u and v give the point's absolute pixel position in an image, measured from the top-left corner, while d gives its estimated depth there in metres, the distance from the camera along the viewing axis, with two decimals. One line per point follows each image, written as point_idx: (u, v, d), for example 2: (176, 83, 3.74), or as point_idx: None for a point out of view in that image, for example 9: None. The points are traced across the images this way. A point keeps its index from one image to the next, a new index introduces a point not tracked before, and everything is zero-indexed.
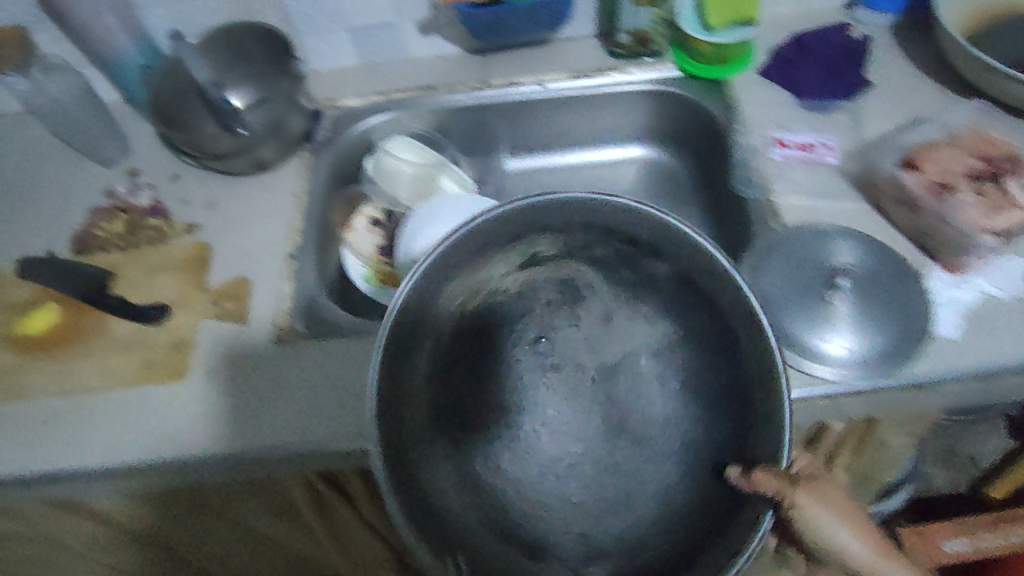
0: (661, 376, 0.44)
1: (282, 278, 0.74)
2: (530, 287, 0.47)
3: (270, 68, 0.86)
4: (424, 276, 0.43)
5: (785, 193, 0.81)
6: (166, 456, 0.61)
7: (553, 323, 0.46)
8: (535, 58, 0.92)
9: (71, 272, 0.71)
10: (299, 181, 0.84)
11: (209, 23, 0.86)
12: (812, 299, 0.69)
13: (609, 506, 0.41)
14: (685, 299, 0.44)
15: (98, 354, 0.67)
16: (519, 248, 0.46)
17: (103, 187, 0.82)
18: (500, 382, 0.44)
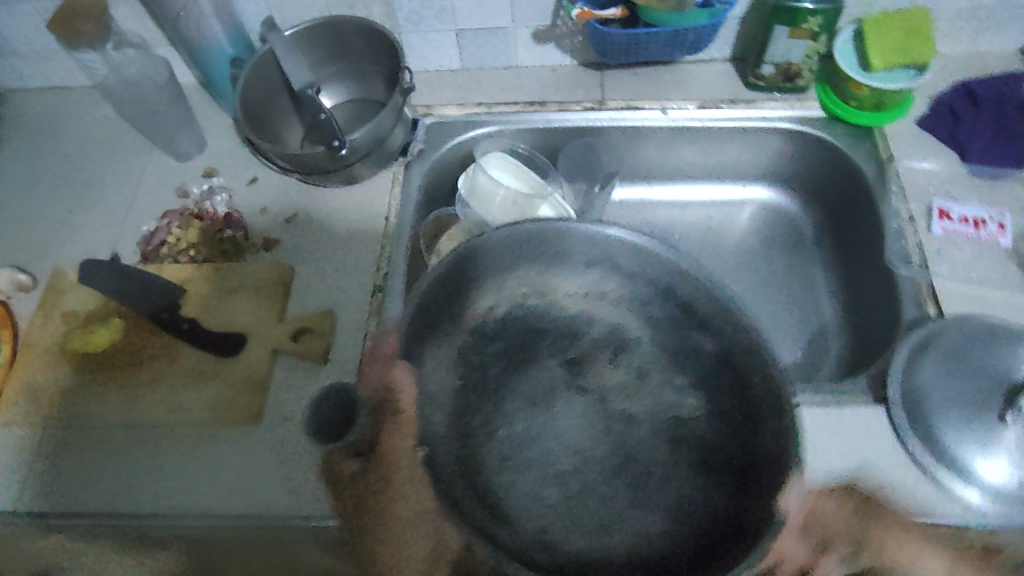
0: (663, 428, 0.63)
1: (367, 315, 0.69)
2: (536, 309, 0.67)
3: (368, 68, 0.78)
4: (444, 268, 0.62)
5: (945, 276, 0.68)
6: (243, 514, 0.60)
7: (598, 381, 0.66)
8: (660, 80, 0.82)
9: (143, 287, 0.69)
10: (388, 200, 0.77)
11: (306, 13, 0.79)
12: (975, 412, 0.58)
13: (588, 522, 0.58)
14: (722, 378, 0.61)
15: (167, 384, 0.65)
16: (538, 267, 0.66)
17: (177, 185, 0.78)
18: (501, 394, 0.64)
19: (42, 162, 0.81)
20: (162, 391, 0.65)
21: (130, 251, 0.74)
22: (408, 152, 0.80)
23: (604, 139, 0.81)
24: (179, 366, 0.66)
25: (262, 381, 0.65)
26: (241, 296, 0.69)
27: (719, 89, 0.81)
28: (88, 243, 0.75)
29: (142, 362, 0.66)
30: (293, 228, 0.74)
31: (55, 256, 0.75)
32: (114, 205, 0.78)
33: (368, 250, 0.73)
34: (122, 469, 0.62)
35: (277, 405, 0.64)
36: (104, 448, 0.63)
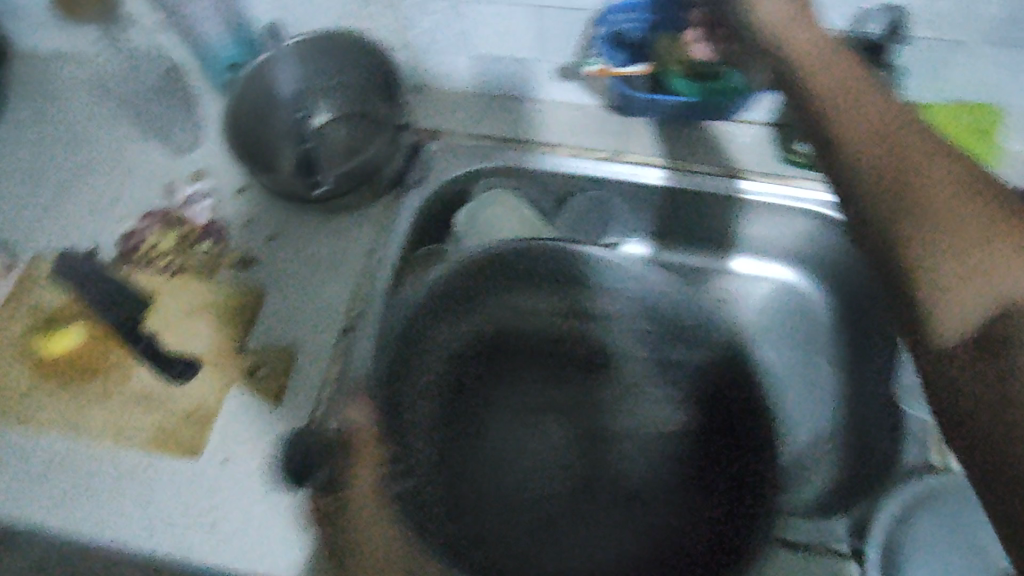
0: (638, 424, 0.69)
1: (326, 358, 0.66)
2: (490, 334, 0.71)
3: (372, 85, 0.72)
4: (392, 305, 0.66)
5: None
6: (170, 550, 0.59)
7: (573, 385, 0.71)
8: (690, 138, 0.74)
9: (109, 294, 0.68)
10: (373, 230, 0.72)
11: None
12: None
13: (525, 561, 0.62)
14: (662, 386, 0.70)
15: (115, 401, 0.64)
16: (471, 298, 0.69)
17: (166, 181, 0.75)
18: (486, 404, 0.69)
19: (39, 134, 0.79)
20: (107, 410, 0.64)
21: (108, 247, 0.72)
22: (405, 180, 0.73)
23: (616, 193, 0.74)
24: (130, 386, 0.65)
25: (209, 415, 0.63)
26: (204, 319, 0.67)
27: (752, 157, 0.73)
28: (70, 230, 0.74)
29: (98, 374, 0.65)
30: (272, 247, 0.71)
31: (35, 241, 0.73)
32: (101, 193, 0.76)
33: (345, 284, 0.70)
34: (61, 483, 0.62)
35: (223, 441, 0.63)
36: (49, 458, 0.63)
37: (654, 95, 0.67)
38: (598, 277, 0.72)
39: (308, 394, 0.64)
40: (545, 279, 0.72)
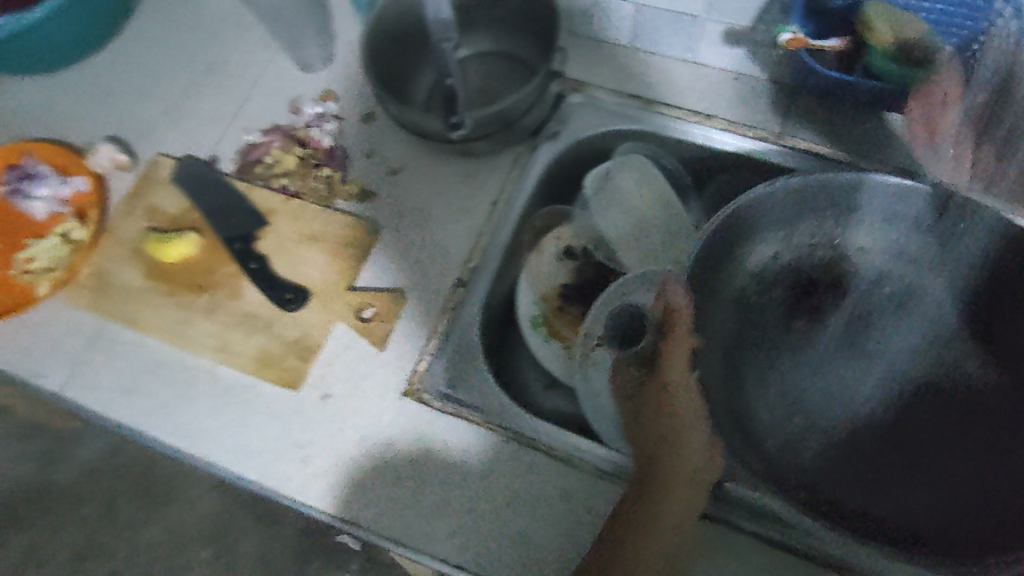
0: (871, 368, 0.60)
1: (438, 307, 0.63)
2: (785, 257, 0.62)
3: (522, 25, 0.67)
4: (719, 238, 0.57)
5: None
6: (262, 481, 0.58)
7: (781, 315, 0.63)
8: (864, 130, 0.65)
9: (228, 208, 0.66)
10: (500, 180, 0.68)
11: None
12: None
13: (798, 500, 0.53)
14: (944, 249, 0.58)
15: (220, 317, 0.63)
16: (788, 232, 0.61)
17: (291, 98, 0.73)
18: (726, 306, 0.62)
19: (171, 30, 0.77)
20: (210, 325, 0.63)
21: (229, 158, 0.71)
22: (542, 132, 0.69)
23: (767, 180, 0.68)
24: (236, 304, 0.63)
25: (311, 347, 0.61)
26: (316, 248, 0.65)
27: None
28: (192, 134, 0.72)
29: (206, 286, 0.64)
30: (393, 182, 0.68)
31: (158, 139, 0.72)
32: (226, 100, 0.73)
33: (463, 234, 0.66)
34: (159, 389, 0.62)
35: (323, 377, 0.61)
36: (151, 361, 0.63)
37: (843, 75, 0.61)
38: (839, 225, 0.61)
39: (414, 343, 0.62)
40: (797, 225, 0.61)
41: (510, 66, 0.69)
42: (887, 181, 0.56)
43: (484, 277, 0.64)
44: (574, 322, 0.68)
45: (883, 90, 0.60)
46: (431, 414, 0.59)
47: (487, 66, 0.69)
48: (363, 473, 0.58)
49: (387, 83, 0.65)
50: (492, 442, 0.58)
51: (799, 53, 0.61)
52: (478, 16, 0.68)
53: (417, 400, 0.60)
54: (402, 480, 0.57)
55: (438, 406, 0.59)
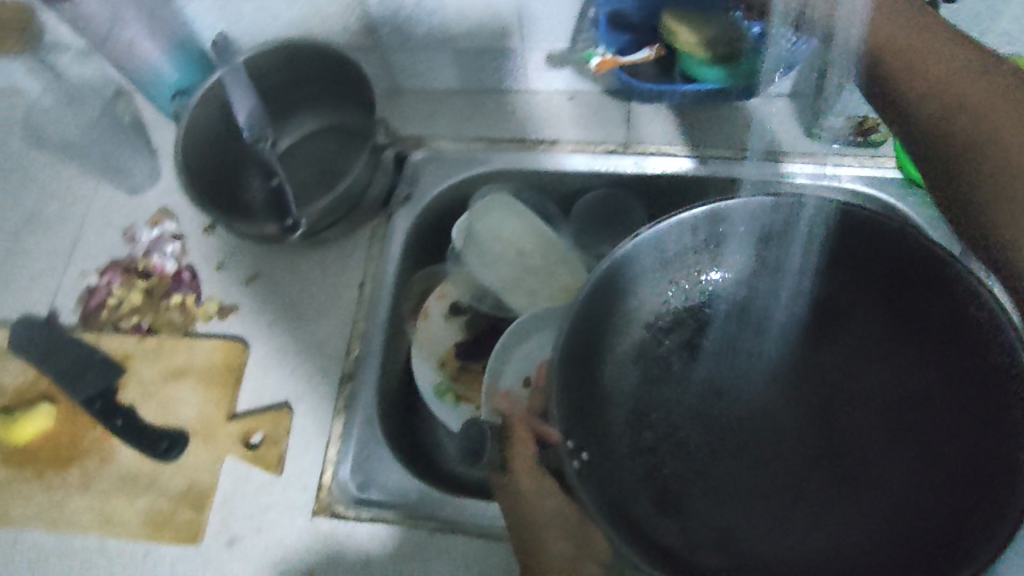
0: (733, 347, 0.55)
1: (335, 409, 0.59)
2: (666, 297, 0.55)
3: (340, 94, 0.64)
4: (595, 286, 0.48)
5: None
6: None
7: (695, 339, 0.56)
8: (706, 122, 0.66)
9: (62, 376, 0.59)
10: (366, 263, 0.65)
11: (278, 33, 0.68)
12: None
13: (724, 508, 0.51)
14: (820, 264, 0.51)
15: (98, 490, 0.57)
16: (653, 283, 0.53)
17: (124, 226, 0.67)
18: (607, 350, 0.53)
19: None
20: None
21: (69, 309, 0.65)
22: (393, 199, 0.66)
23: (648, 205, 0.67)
24: (112, 469, 0.58)
25: (204, 494, 0.56)
26: (185, 384, 0.60)
27: (772, 136, 0.64)
28: (28, 294, 0.66)
29: (73, 458, 0.58)
30: (252, 291, 0.64)
31: (10, 295, 0.66)
32: (56, 244, 0.68)
33: (341, 326, 0.63)
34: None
35: (223, 519, 0.56)
36: (58, 547, 0.56)
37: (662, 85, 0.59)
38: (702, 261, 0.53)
39: (320, 434, 0.58)
40: (672, 268, 0.53)
41: (337, 138, 0.67)
42: (725, 210, 0.48)
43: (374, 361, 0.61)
44: (478, 377, 0.63)
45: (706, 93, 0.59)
46: (349, 528, 0.55)
47: (314, 146, 0.67)
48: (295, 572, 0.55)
49: (217, 193, 0.61)
50: (401, 539, 0.55)
51: (617, 71, 0.60)
52: (291, 101, 0.66)
53: (331, 516, 0.56)
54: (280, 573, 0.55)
55: (354, 516, 0.56)
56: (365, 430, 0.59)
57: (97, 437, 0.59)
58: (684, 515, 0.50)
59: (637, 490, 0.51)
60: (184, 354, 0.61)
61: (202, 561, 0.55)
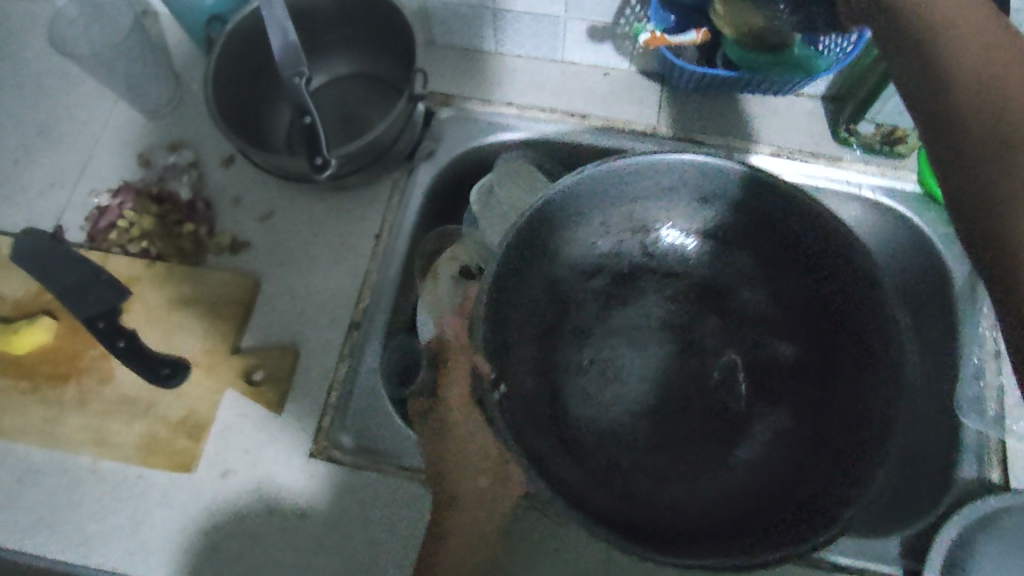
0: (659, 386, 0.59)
1: (336, 356, 0.60)
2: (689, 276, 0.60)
3: (378, 41, 0.63)
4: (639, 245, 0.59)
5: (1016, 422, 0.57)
6: None
7: None
8: (736, 114, 0.67)
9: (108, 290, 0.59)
10: (384, 216, 0.64)
11: None
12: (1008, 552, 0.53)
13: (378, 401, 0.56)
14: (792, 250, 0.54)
15: (96, 409, 0.57)
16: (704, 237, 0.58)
17: (138, 148, 0.66)
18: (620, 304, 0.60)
19: (9, 93, 0.69)
20: (449, 388, 0.60)
21: (77, 227, 0.64)
22: (417, 154, 0.66)
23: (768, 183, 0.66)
24: (110, 391, 0.58)
25: (203, 424, 0.57)
26: (190, 315, 0.60)
27: (797, 137, 0.66)
28: (33, 206, 0.64)
29: (72, 375, 0.58)
30: (267, 229, 0.64)
31: (12, 205, 0.65)
32: (65, 160, 0.66)
33: (349, 276, 0.62)
34: (69, 497, 0.56)
35: (218, 452, 0.57)
36: (49, 462, 0.57)
37: (709, 69, 0.61)
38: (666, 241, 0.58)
39: (322, 378, 0.59)
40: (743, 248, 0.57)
41: (367, 86, 0.65)
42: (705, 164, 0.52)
43: (382, 312, 0.61)
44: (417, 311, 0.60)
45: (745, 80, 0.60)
46: (344, 472, 0.57)
47: (342, 91, 0.65)
48: (273, 501, 0.56)
49: (242, 127, 0.60)
50: (389, 488, 0.56)
51: (663, 50, 0.61)
52: (324, 41, 0.63)
53: (326, 459, 0.57)
54: (270, 508, 0.56)
55: (351, 462, 0.57)
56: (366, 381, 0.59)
57: (95, 358, 0.59)
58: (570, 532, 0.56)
59: (596, 455, 0.55)
60: (190, 284, 0.61)
61: (191, 488, 0.56)
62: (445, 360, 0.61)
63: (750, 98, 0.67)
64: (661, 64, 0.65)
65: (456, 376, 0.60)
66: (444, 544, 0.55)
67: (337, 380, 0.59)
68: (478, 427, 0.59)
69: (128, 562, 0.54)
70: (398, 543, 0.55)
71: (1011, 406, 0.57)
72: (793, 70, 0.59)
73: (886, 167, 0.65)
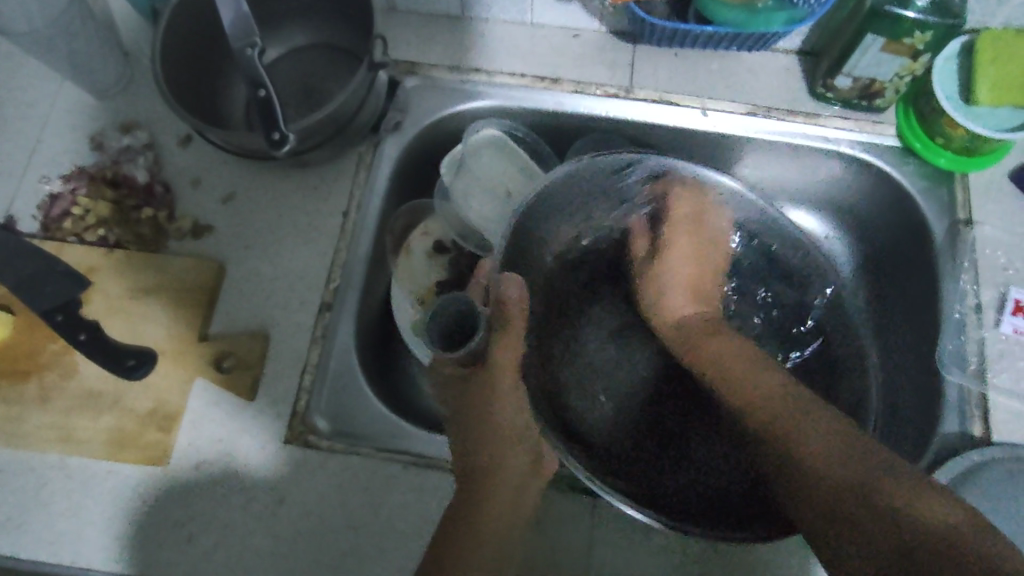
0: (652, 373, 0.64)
1: (308, 339, 0.58)
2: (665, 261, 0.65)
3: (335, 8, 0.59)
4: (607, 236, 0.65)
5: (998, 372, 0.56)
6: None
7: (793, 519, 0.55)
8: (711, 73, 0.65)
9: None
10: (350, 192, 0.62)
11: None
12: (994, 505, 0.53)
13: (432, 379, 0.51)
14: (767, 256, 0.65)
15: (60, 405, 0.55)
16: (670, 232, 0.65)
17: (90, 131, 0.63)
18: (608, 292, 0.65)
19: None
20: (496, 352, 0.50)
21: (29, 217, 0.61)
22: (382, 125, 0.63)
23: (743, 142, 0.65)
24: (73, 385, 0.56)
25: (173, 415, 0.55)
26: (154, 302, 0.58)
27: (774, 94, 0.64)
28: None
29: (32, 371, 0.56)
30: (229, 210, 0.61)
31: None
32: (11, 147, 0.63)
33: (317, 255, 0.60)
34: (36, 498, 0.54)
35: (191, 444, 0.55)
36: (14, 462, 0.55)
37: (679, 23, 0.59)
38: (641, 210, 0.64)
39: (295, 362, 0.57)
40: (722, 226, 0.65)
41: (327, 57, 0.62)
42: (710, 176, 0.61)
43: (354, 292, 0.60)
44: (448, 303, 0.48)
45: (716, 34, 0.59)
46: (320, 457, 0.55)
47: (300, 63, 0.62)
48: (250, 490, 0.55)
49: (196, 105, 0.58)
50: (367, 471, 0.55)
51: (632, 7, 0.59)
52: (280, 11, 0.60)
53: (303, 445, 0.56)
54: (247, 498, 0.54)
55: (328, 446, 0.56)
56: (341, 363, 0.58)
57: (56, 352, 0.56)
58: (559, 523, 0.54)
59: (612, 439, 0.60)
60: (152, 271, 0.59)
61: (165, 481, 0.54)
62: (501, 319, 0.51)
63: (724, 55, 0.65)
64: (631, 23, 0.62)
65: (511, 347, 0.50)
66: (479, 523, 0.45)
67: (310, 364, 0.57)
68: (515, 394, 0.51)
69: (100, 561, 0.53)
70: (379, 527, 0.54)
71: (992, 359, 0.57)
72: (766, 23, 0.57)
73: (863, 122, 0.63)
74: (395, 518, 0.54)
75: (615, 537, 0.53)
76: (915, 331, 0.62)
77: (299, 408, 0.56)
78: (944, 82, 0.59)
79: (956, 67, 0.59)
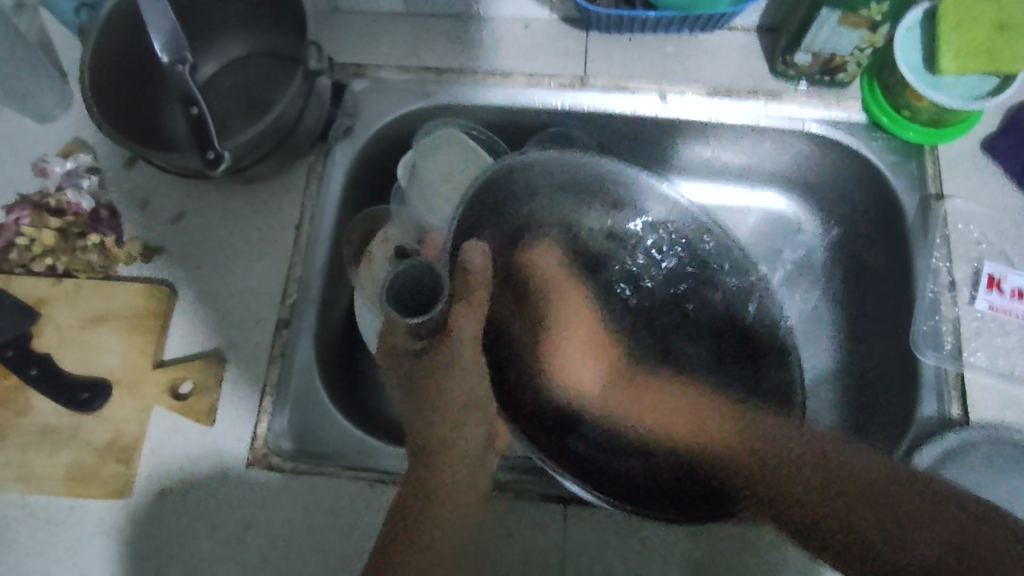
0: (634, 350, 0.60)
1: (265, 359, 0.57)
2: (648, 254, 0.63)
3: (270, 15, 0.57)
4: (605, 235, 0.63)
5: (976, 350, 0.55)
6: None
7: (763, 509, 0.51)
8: (667, 56, 0.63)
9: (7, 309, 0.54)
10: (301, 205, 0.60)
11: None
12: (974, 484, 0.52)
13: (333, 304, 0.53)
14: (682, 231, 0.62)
15: (18, 442, 0.54)
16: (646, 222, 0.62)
17: (33, 158, 0.62)
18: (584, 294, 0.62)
19: None
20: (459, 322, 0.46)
21: None
22: (331, 132, 0.61)
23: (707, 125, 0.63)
24: (28, 422, 0.55)
25: (132, 446, 0.54)
26: (106, 331, 0.56)
27: (733, 74, 0.62)
28: None
29: None
30: (179, 231, 0.60)
31: None
32: None
33: (271, 271, 0.59)
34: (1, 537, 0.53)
35: (152, 474, 0.54)
36: None
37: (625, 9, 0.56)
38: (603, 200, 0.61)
39: (254, 383, 0.56)
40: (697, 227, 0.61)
41: (267, 65, 0.60)
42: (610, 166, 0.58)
43: (311, 307, 0.58)
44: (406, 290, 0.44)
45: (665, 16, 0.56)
46: (284, 479, 0.54)
47: (241, 74, 0.60)
48: (216, 515, 0.54)
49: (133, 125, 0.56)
50: (332, 490, 0.54)
51: None
52: (215, 21, 0.58)
53: (267, 467, 0.54)
54: (213, 525, 0.53)
55: (291, 468, 0.54)
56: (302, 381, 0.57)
57: (9, 389, 0.55)
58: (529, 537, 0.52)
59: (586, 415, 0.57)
60: (103, 299, 0.57)
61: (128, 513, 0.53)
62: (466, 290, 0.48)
63: (679, 37, 0.63)
64: (580, 10, 0.60)
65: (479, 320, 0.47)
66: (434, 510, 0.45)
67: (268, 384, 0.56)
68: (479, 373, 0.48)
69: None
70: (347, 547, 0.53)
71: (968, 337, 0.55)
72: None
73: (828, 98, 0.61)
74: (364, 536, 0.53)
75: (588, 546, 0.52)
76: (888, 310, 0.60)
77: (259, 430, 0.55)
78: (906, 52, 0.56)
79: (919, 35, 0.56)
